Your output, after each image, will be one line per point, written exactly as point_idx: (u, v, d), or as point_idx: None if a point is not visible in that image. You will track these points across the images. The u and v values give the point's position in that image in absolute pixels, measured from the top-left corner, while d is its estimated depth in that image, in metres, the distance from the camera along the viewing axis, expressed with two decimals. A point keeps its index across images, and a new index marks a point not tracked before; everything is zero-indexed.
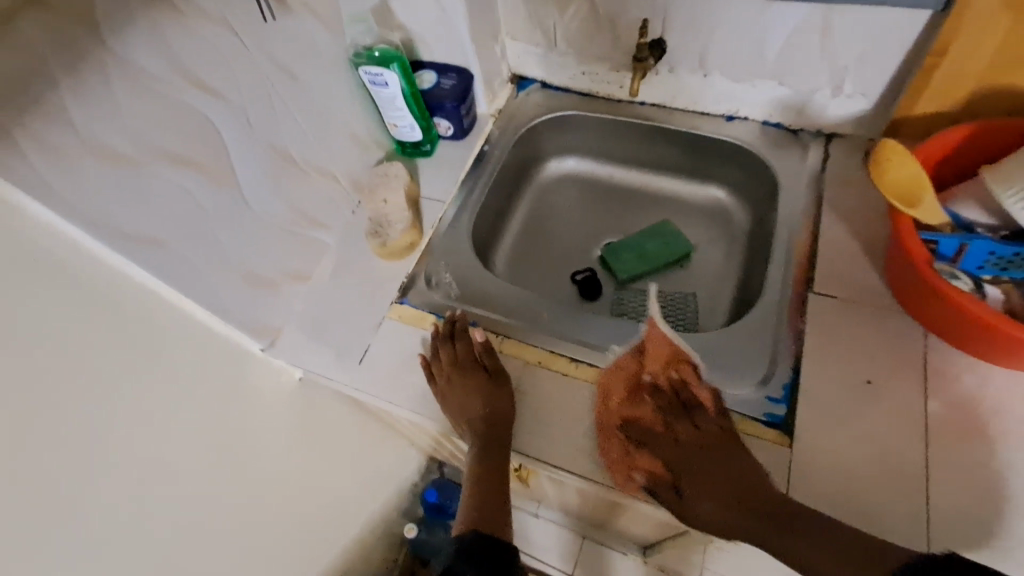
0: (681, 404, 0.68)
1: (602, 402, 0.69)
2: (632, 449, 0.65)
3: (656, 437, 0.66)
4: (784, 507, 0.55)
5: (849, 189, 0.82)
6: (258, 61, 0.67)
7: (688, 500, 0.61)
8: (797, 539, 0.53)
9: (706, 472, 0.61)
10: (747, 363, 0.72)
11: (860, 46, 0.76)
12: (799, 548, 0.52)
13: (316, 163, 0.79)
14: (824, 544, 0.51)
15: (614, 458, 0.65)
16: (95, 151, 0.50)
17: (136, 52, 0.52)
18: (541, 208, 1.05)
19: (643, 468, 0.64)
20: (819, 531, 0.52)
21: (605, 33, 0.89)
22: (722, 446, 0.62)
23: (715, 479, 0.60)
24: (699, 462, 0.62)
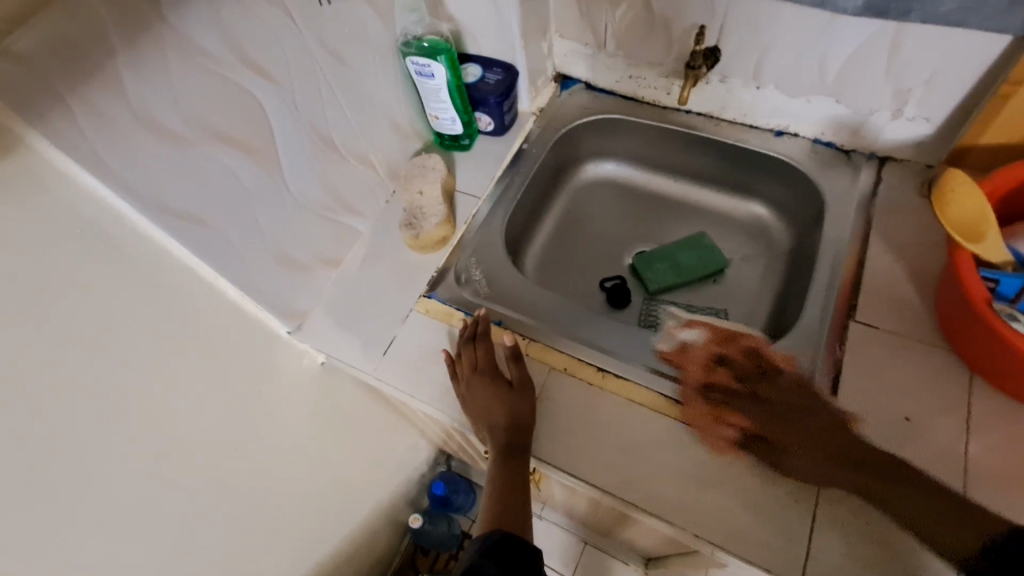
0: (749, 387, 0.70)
1: (702, 370, 0.71)
2: (724, 409, 0.67)
3: (741, 396, 0.69)
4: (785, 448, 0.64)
5: (901, 216, 0.79)
6: (309, 43, 0.66)
7: (787, 457, 0.64)
8: (792, 453, 0.64)
9: (791, 425, 0.66)
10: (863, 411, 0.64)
11: (928, 69, 0.73)
12: (794, 462, 0.63)
13: (359, 150, 0.79)
14: (811, 456, 0.64)
15: (700, 413, 0.68)
16: (146, 124, 0.50)
17: (194, 26, 0.52)
18: (574, 211, 1.03)
19: (735, 425, 0.67)
20: (787, 430, 0.66)
21: (659, 37, 0.87)
22: (787, 416, 0.67)
23: (807, 436, 0.65)
24: (780, 416, 0.67)
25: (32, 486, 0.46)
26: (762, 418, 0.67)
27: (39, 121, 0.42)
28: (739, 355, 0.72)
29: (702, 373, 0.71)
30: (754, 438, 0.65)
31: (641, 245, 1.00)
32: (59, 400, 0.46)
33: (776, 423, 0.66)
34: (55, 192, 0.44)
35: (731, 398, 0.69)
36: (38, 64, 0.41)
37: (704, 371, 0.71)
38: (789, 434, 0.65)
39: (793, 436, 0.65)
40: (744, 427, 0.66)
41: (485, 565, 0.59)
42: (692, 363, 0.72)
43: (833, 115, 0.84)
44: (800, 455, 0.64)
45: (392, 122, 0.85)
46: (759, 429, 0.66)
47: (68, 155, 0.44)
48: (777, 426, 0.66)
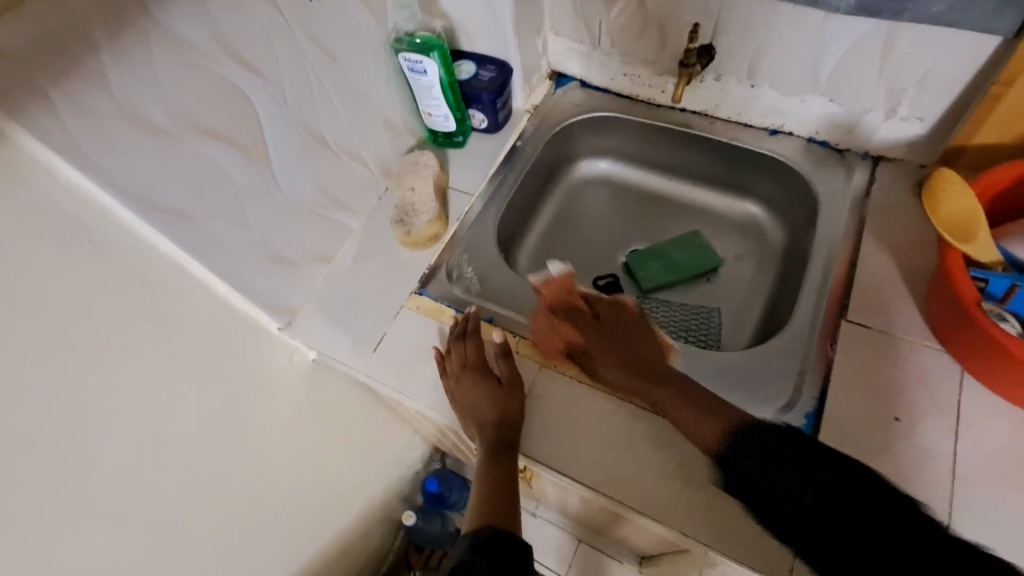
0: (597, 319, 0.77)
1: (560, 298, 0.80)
2: (562, 327, 0.76)
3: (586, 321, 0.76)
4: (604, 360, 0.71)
5: (894, 216, 0.78)
6: (299, 39, 0.66)
7: (600, 368, 0.71)
8: (608, 364, 0.70)
9: (619, 348, 0.72)
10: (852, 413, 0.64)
11: (921, 69, 0.73)
12: (606, 371, 0.70)
13: (350, 146, 0.79)
14: (622, 370, 0.70)
15: (544, 326, 0.76)
16: (130, 120, 0.50)
17: (180, 20, 0.51)
18: (568, 208, 1.03)
19: (566, 339, 0.74)
20: (615, 350, 0.72)
21: (653, 35, 0.87)
22: (617, 342, 0.73)
23: (625, 355, 0.71)
24: (608, 332, 0.74)
25: (14, 483, 0.46)
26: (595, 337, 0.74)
27: (21, 116, 0.42)
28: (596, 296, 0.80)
29: (558, 298, 0.80)
30: (577, 351, 0.73)
31: (635, 243, 0.99)
32: (42, 396, 0.46)
33: (608, 346, 0.72)
34: (38, 187, 0.43)
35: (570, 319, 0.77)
36: (20, 58, 0.41)
37: (561, 298, 0.80)
38: (607, 347, 0.72)
39: (612, 355, 0.71)
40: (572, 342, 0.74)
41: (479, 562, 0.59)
42: (553, 290, 0.81)
43: (827, 114, 0.84)
44: (613, 368, 0.70)
45: (383, 118, 0.84)
46: (586, 346, 0.73)
47: (52, 149, 0.44)
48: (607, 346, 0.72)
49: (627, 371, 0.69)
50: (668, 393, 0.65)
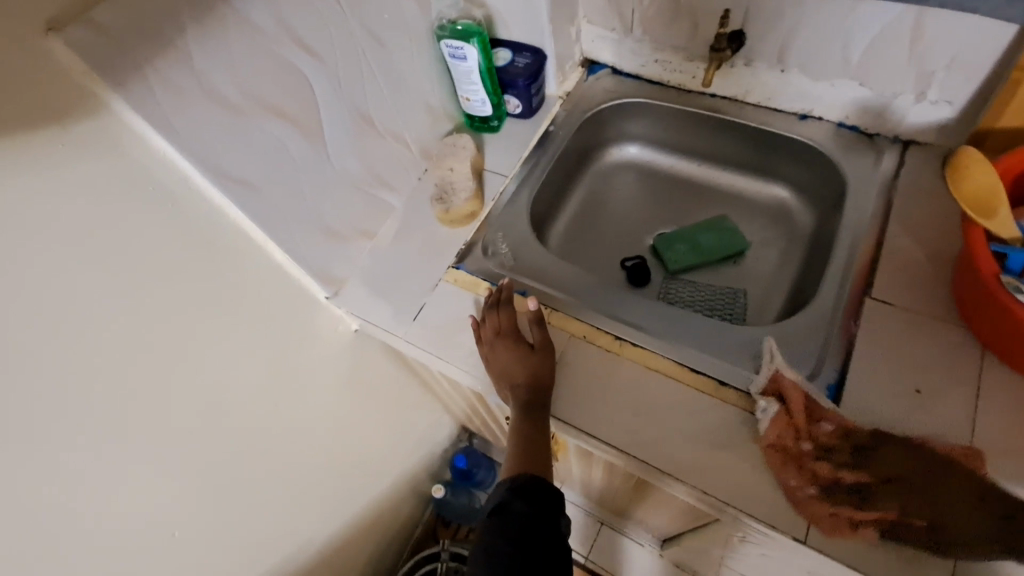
0: (860, 453, 0.62)
1: (781, 442, 0.64)
2: (830, 488, 0.61)
3: (851, 463, 0.62)
4: (915, 521, 0.57)
5: (920, 200, 0.80)
6: (352, 26, 0.71)
7: (943, 537, 0.56)
8: (969, 519, 0.56)
9: (931, 495, 0.58)
10: (866, 385, 0.67)
11: (950, 52, 0.74)
12: (966, 524, 0.56)
13: (395, 129, 0.84)
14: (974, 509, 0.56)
15: (802, 502, 0.61)
16: (209, 97, 0.56)
17: (253, 7, 0.57)
18: (599, 192, 1.06)
19: (867, 518, 0.59)
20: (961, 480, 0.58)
21: (684, 22, 0.90)
22: (943, 488, 0.58)
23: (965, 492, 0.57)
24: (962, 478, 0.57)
25: (97, 411, 0.53)
26: (912, 500, 0.58)
27: (120, 90, 0.48)
28: (827, 437, 0.63)
29: (794, 454, 0.63)
30: (882, 502, 0.59)
31: (663, 226, 1.02)
32: (124, 337, 0.53)
33: (934, 501, 0.57)
34: (130, 153, 0.50)
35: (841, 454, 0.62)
36: (118, 39, 0.47)
37: (800, 451, 0.63)
38: (926, 492, 0.58)
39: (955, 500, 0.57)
40: (876, 495, 0.60)
41: (518, 504, 0.65)
42: (782, 439, 0.64)
43: (856, 99, 0.85)
44: (975, 519, 0.55)
45: (425, 103, 0.89)
46: (908, 514, 0.58)
47: (143, 119, 0.50)
48: (946, 502, 0.57)
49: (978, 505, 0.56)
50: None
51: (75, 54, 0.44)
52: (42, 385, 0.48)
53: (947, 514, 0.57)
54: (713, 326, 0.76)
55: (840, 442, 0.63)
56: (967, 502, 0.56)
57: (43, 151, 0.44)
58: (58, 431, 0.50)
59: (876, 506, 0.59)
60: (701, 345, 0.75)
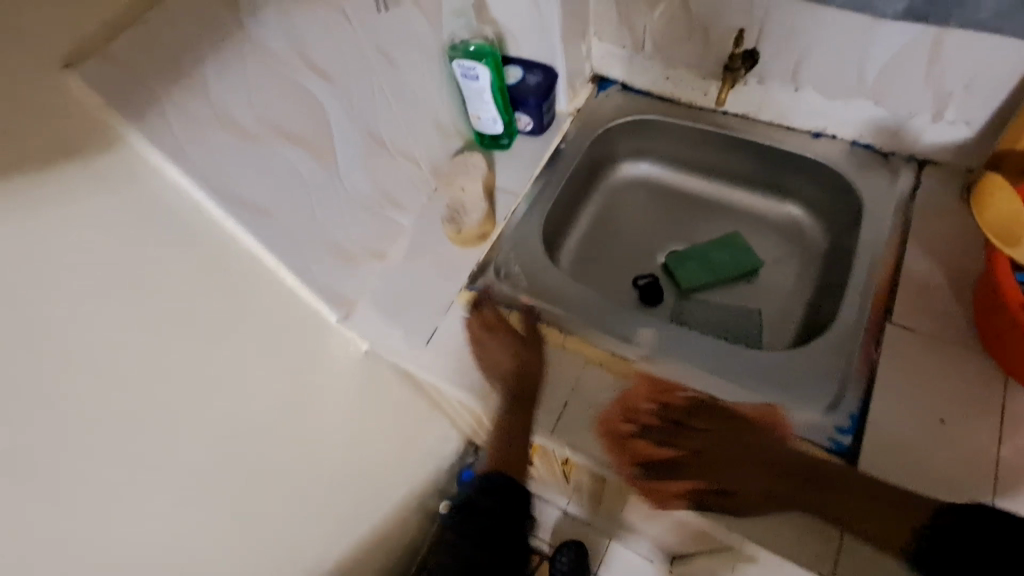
0: (676, 427, 0.71)
1: (615, 415, 0.71)
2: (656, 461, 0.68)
3: (671, 437, 0.70)
4: (718, 489, 0.65)
5: (939, 221, 0.79)
6: (364, 48, 0.70)
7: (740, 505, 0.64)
8: (756, 484, 0.65)
9: (728, 463, 0.67)
10: (890, 413, 0.66)
11: (969, 73, 0.73)
12: (752, 491, 0.64)
13: (406, 148, 0.83)
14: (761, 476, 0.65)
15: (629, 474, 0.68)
16: (222, 125, 0.55)
17: (267, 35, 0.57)
18: (608, 210, 1.05)
19: (684, 489, 0.66)
20: (750, 451, 0.67)
21: (696, 40, 0.89)
22: (737, 457, 0.67)
23: (751, 462, 0.66)
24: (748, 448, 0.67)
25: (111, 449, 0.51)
26: (713, 469, 0.67)
27: (136, 121, 0.48)
28: (650, 413, 0.71)
29: (623, 431, 0.70)
30: (689, 472, 0.67)
31: (674, 243, 1.01)
32: (139, 371, 0.52)
33: (734, 471, 0.66)
34: (145, 186, 0.49)
35: (662, 428, 0.71)
36: (132, 72, 0.46)
37: (629, 427, 0.70)
38: (723, 457, 0.67)
39: (749, 467, 0.66)
40: (683, 465, 0.68)
41: None
42: (614, 418, 0.71)
43: (871, 118, 0.84)
44: (757, 484, 0.65)
45: (436, 121, 0.88)
46: (711, 485, 0.66)
47: (159, 151, 0.49)
48: (738, 470, 0.66)
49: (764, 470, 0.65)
50: (830, 485, 0.62)
51: (92, 89, 0.44)
52: (56, 422, 0.46)
53: (734, 481, 0.65)
54: (730, 351, 0.75)
55: (660, 419, 0.71)
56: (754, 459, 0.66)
57: (63, 183, 0.43)
58: (72, 471, 0.49)
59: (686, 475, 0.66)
60: (717, 369, 0.74)
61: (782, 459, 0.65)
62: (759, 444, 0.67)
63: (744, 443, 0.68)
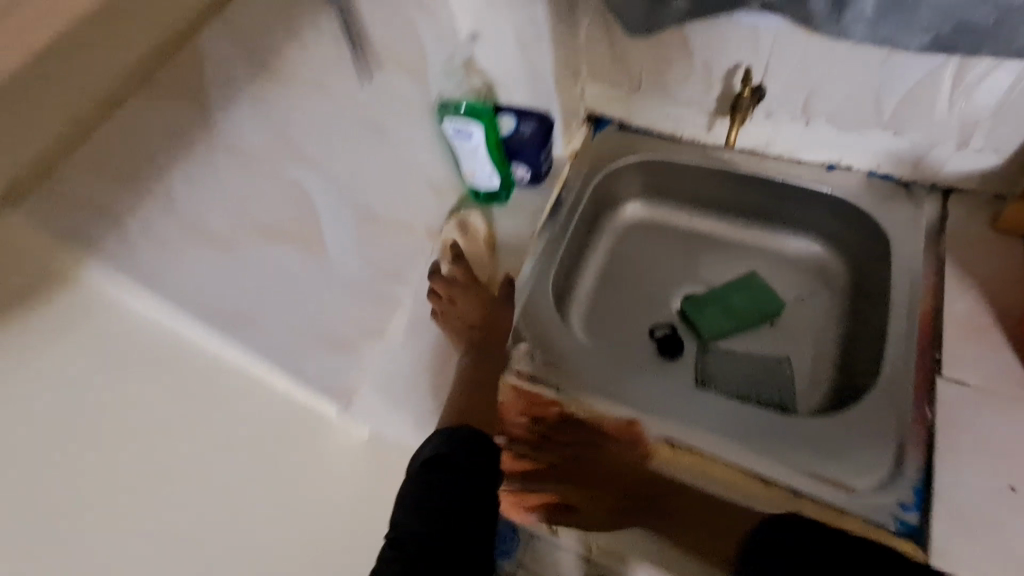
0: (542, 438, 0.72)
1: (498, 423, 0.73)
2: (524, 473, 0.68)
3: (540, 448, 0.71)
4: (565, 498, 0.66)
5: (978, 255, 0.74)
6: (348, 120, 0.63)
7: (588, 516, 0.65)
8: (610, 496, 0.66)
9: (589, 477, 0.67)
10: (960, 483, 0.60)
11: (998, 101, 0.69)
12: (601, 503, 0.65)
13: (400, 215, 0.76)
14: (615, 486, 0.66)
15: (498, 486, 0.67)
16: (192, 233, 0.48)
17: (239, 126, 0.50)
18: (615, 257, 0.99)
19: (539, 503, 0.66)
20: (616, 464, 0.69)
21: (699, 77, 0.84)
22: (599, 469, 0.68)
23: (605, 476, 0.67)
24: (608, 462, 0.69)
25: None
26: (571, 479, 0.67)
27: (90, 249, 0.41)
28: (523, 428, 0.73)
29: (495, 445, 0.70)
30: (541, 480, 0.67)
31: (687, 286, 0.95)
32: (123, 538, 0.43)
33: (595, 485, 0.67)
34: (110, 324, 0.42)
35: (536, 439, 0.72)
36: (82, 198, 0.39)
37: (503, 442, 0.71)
38: (584, 469, 0.69)
39: (603, 479, 0.67)
40: (537, 475, 0.68)
41: (457, 457, 0.59)
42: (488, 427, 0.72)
43: (889, 148, 0.80)
44: (606, 496, 0.66)
45: (428, 180, 0.81)
46: (567, 498, 0.66)
47: (124, 277, 0.43)
48: (600, 481, 0.67)
49: (619, 482, 0.67)
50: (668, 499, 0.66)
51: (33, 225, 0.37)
52: None
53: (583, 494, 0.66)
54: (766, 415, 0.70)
55: (531, 432, 0.72)
56: (611, 472, 0.68)
57: (9, 342, 0.35)
58: None
59: (545, 487, 0.67)
60: (755, 439, 0.69)
61: (634, 474, 0.68)
62: (618, 460, 0.70)
63: (607, 457, 0.70)
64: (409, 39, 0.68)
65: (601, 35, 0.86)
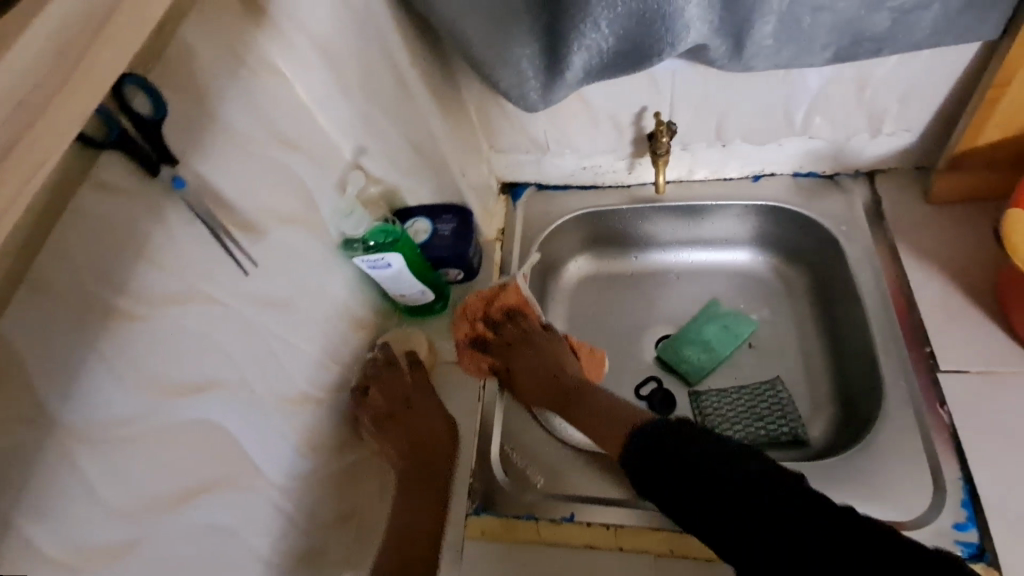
0: (516, 323, 0.77)
1: (484, 300, 0.77)
2: (479, 351, 0.75)
3: (510, 334, 0.76)
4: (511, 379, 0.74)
5: (923, 232, 0.75)
6: (250, 309, 0.52)
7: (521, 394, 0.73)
8: (558, 384, 0.71)
9: (541, 367, 0.73)
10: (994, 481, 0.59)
11: (899, 89, 0.69)
12: (541, 391, 0.72)
13: (331, 375, 0.65)
14: (564, 376, 0.72)
15: (462, 345, 0.75)
16: (66, 562, 0.37)
17: (101, 401, 0.39)
18: (576, 323, 0.91)
19: (488, 364, 0.74)
20: (570, 367, 0.73)
21: (606, 128, 0.79)
22: (554, 366, 0.73)
23: (556, 373, 0.72)
24: (561, 360, 0.74)
25: None
26: (524, 364, 0.73)
27: None
28: (500, 313, 0.77)
29: (468, 327, 0.76)
30: (494, 352, 0.75)
31: (659, 329, 0.89)
32: None
33: (537, 378, 0.72)
34: None
35: (501, 326, 0.77)
36: None
37: (477, 319, 0.76)
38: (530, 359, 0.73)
39: (558, 370, 0.72)
40: (494, 348, 0.75)
41: None
42: (475, 301, 0.77)
43: (809, 149, 0.79)
44: (543, 388, 0.72)
45: (355, 321, 0.71)
46: (507, 371, 0.74)
47: None
48: (550, 368, 0.72)
49: (568, 374, 0.72)
50: (581, 395, 0.69)
51: None
52: None
53: (523, 378, 0.73)
54: (800, 471, 0.65)
55: (506, 318, 0.77)
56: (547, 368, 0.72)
57: None
58: None
59: (498, 357, 0.74)
60: None
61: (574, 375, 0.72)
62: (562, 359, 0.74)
63: (568, 356, 0.75)
64: (289, 189, 0.59)
65: (493, 111, 0.79)
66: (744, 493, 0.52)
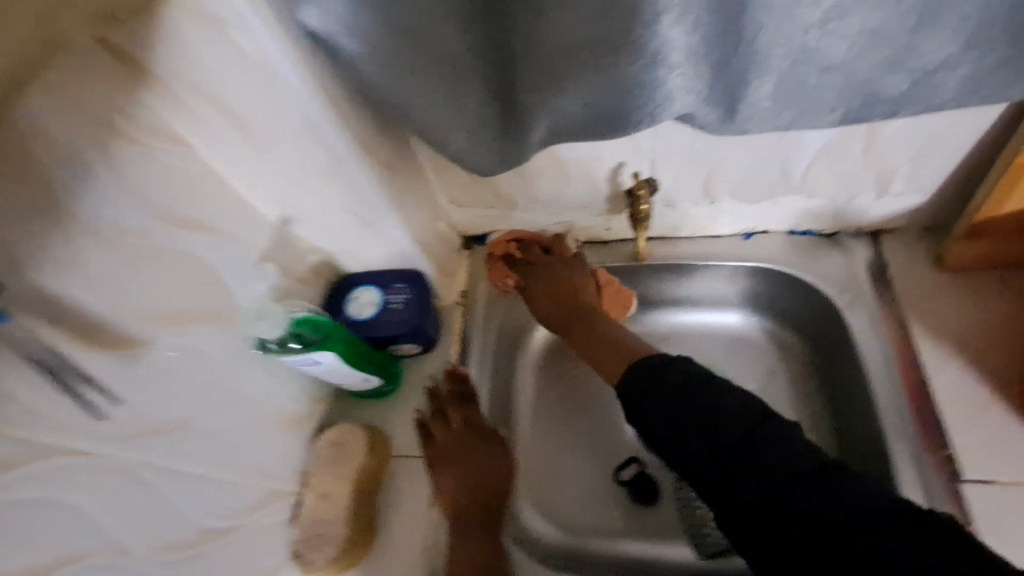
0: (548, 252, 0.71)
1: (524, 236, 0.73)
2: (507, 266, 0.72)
3: (539, 258, 0.70)
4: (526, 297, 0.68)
5: (935, 305, 0.67)
6: (125, 451, 0.42)
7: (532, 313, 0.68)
8: (574, 317, 0.64)
9: (558, 291, 0.66)
10: None
11: (911, 150, 0.61)
12: (554, 315, 0.65)
13: (251, 494, 0.55)
14: (588, 308, 0.64)
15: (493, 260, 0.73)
16: None
17: None
18: (547, 394, 0.80)
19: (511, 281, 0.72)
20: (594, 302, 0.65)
21: (580, 184, 0.70)
22: (577, 298, 0.65)
23: (575, 303, 0.65)
24: (583, 292, 0.66)
25: None
26: (542, 285, 0.67)
27: None
28: (537, 242, 0.72)
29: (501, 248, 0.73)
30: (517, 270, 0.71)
31: None
32: None
33: (552, 302, 0.66)
34: None
35: (530, 247, 0.71)
36: None
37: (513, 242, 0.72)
38: (546, 281, 0.67)
39: (583, 300, 0.65)
40: (517, 266, 0.71)
41: None
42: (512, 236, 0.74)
43: (806, 208, 0.70)
44: (554, 312, 0.65)
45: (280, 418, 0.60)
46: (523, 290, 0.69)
47: None
48: (568, 298, 0.65)
49: (592, 307, 0.64)
50: (587, 322, 0.63)
51: None
52: None
53: (536, 297, 0.67)
54: None
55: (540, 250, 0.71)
56: (562, 292, 0.66)
57: None
58: None
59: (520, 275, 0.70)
60: None
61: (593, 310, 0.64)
62: (582, 288, 0.66)
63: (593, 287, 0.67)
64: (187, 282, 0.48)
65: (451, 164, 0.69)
66: (745, 449, 0.44)
